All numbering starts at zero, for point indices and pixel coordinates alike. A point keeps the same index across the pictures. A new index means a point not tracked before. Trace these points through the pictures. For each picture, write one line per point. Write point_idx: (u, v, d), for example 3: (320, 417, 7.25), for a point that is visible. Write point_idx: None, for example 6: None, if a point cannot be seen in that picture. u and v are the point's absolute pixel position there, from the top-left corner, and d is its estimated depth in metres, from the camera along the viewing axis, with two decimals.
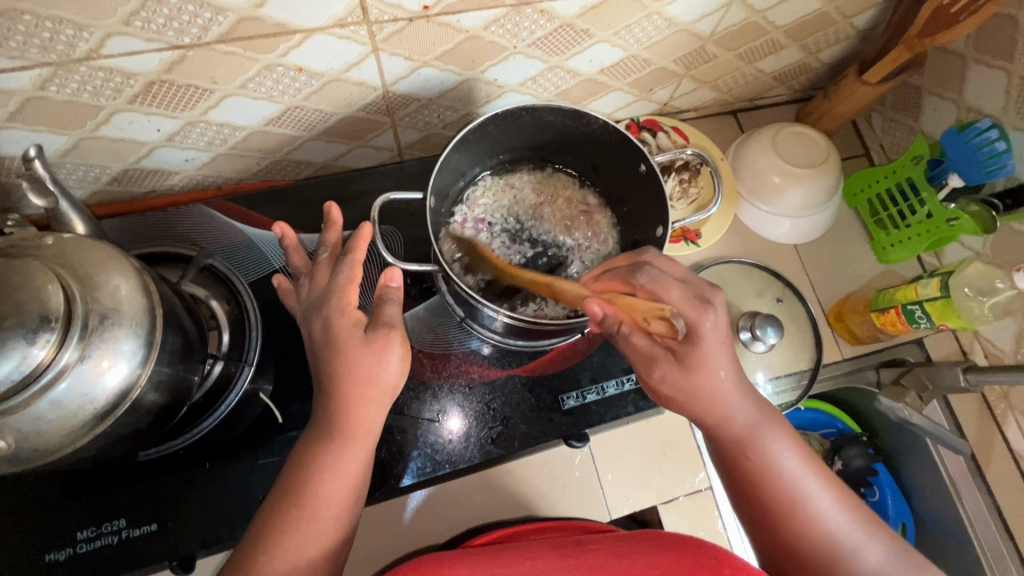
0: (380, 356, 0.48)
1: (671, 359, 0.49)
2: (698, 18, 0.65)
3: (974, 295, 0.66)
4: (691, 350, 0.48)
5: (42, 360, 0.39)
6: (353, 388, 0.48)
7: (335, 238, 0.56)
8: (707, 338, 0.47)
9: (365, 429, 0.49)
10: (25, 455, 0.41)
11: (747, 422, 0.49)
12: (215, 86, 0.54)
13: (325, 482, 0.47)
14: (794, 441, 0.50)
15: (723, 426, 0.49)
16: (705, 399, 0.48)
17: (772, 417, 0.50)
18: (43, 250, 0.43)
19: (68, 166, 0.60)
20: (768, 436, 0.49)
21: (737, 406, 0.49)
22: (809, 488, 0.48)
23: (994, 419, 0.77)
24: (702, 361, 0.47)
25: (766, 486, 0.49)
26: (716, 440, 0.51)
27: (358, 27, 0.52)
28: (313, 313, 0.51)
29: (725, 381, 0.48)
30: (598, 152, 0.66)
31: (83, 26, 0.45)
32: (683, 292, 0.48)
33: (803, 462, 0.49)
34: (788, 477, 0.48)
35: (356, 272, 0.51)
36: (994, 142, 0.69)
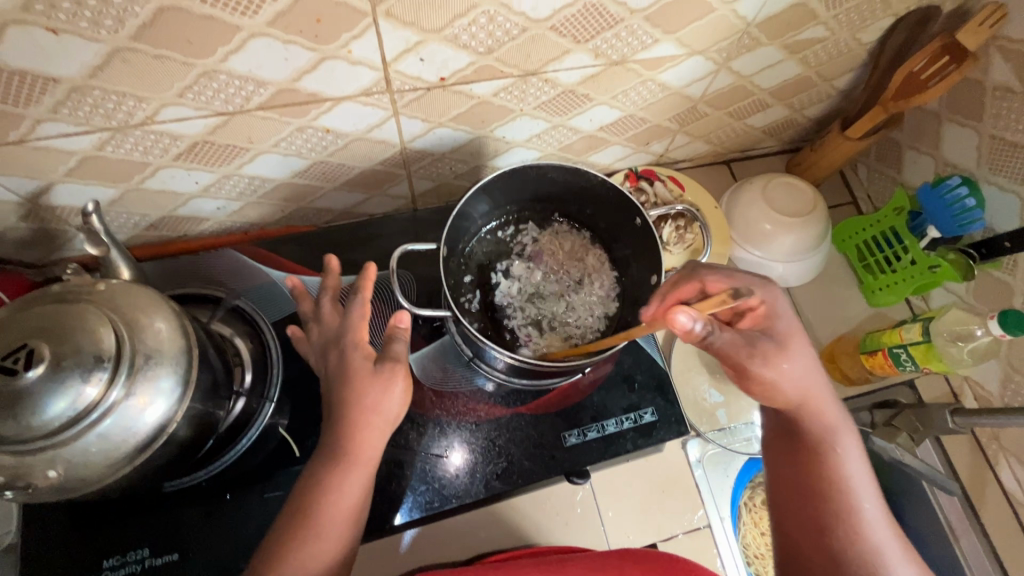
0: (386, 386, 0.53)
1: (767, 337, 0.52)
2: (688, 83, 0.71)
3: (953, 341, 0.69)
4: (784, 329, 0.52)
5: (92, 398, 0.43)
6: (358, 416, 0.52)
7: (334, 282, 0.61)
8: (789, 320, 0.53)
9: (367, 454, 0.52)
10: (71, 484, 0.44)
11: (832, 418, 0.52)
12: (251, 145, 0.60)
13: (329, 504, 0.49)
14: (863, 455, 0.53)
15: (804, 414, 0.52)
16: (784, 380, 0.51)
17: (851, 426, 0.53)
18: (96, 295, 0.48)
19: (113, 215, 0.66)
20: (845, 437, 0.52)
21: (826, 400, 0.52)
22: (867, 498, 0.50)
23: (988, 461, 0.80)
24: (792, 337, 0.52)
25: (829, 478, 0.50)
26: (793, 425, 0.53)
27: (382, 95, 0.58)
28: (329, 347, 0.56)
29: (812, 370, 0.52)
30: (598, 205, 0.71)
31: (141, 98, 0.51)
32: (751, 280, 0.54)
33: (868, 476, 0.51)
34: (852, 480, 0.50)
35: (368, 308, 0.57)
36: (964, 198, 0.75)
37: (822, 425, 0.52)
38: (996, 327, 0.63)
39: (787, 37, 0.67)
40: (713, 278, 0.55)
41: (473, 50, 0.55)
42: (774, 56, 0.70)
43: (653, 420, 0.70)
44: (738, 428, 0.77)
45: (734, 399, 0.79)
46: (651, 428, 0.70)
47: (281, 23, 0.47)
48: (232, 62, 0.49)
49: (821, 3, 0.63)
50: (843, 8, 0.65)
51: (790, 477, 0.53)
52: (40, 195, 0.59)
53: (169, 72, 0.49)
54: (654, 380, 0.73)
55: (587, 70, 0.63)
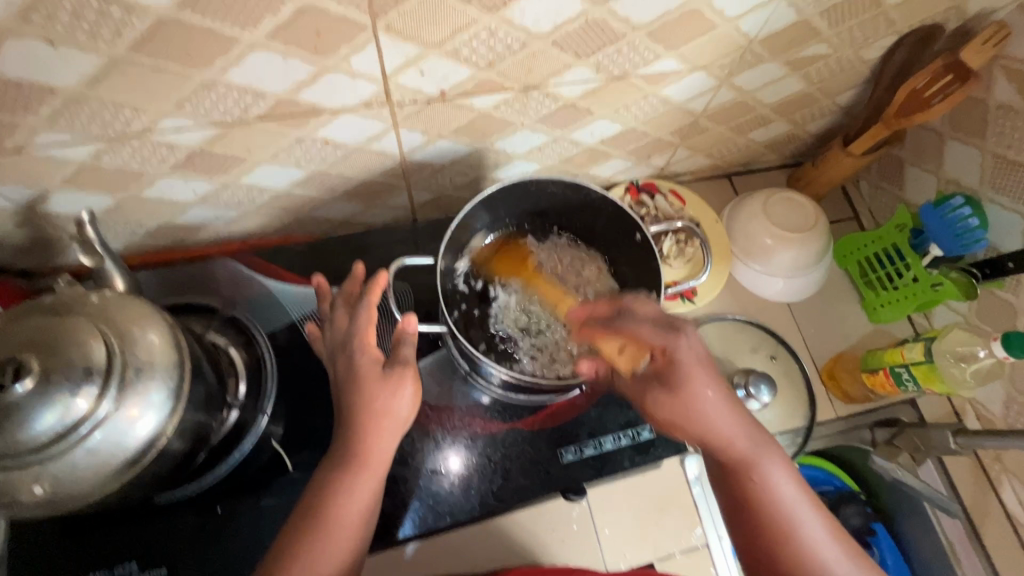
0: (395, 390, 0.52)
1: (659, 385, 0.53)
2: (690, 98, 0.71)
3: (955, 361, 0.69)
4: (676, 371, 0.52)
5: (82, 411, 0.42)
6: (370, 419, 0.52)
7: (356, 288, 0.61)
8: (685, 359, 0.52)
9: (379, 455, 0.52)
10: (60, 500, 0.44)
11: (746, 448, 0.52)
12: (249, 155, 0.60)
13: (342, 504, 0.49)
14: (793, 472, 0.53)
15: (723, 447, 0.53)
16: (689, 418, 0.52)
17: (773, 445, 0.53)
18: (88, 306, 0.47)
19: (109, 223, 0.65)
20: (767, 461, 0.52)
21: (735, 430, 0.52)
22: (804, 513, 0.51)
23: (990, 482, 0.78)
24: (686, 380, 0.52)
25: (761, 509, 0.51)
26: (717, 461, 0.54)
27: (381, 108, 0.58)
28: (336, 352, 0.56)
29: (717, 402, 0.52)
30: (598, 218, 0.71)
31: (140, 108, 0.50)
32: (653, 326, 0.54)
33: (800, 489, 0.52)
34: (785, 504, 0.51)
35: (374, 313, 0.56)
36: (968, 218, 0.73)
37: (740, 457, 0.52)
38: (1000, 349, 0.62)
39: (790, 54, 0.67)
40: (620, 325, 0.56)
41: (474, 64, 0.55)
42: (776, 72, 0.70)
43: (650, 437, 0.70)
44: None
45: None
46: (648, 445, 0.70)
47: (281, 36, 0.46)
48: (231, 74, 0.49)
49: (824, 21, 0.63)
50: (846, 25, 0.65)
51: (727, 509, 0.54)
52: (37, 204, 0.59)
53: (168, 83, 0.48)
54: None
55: (589, 85, 0.63)
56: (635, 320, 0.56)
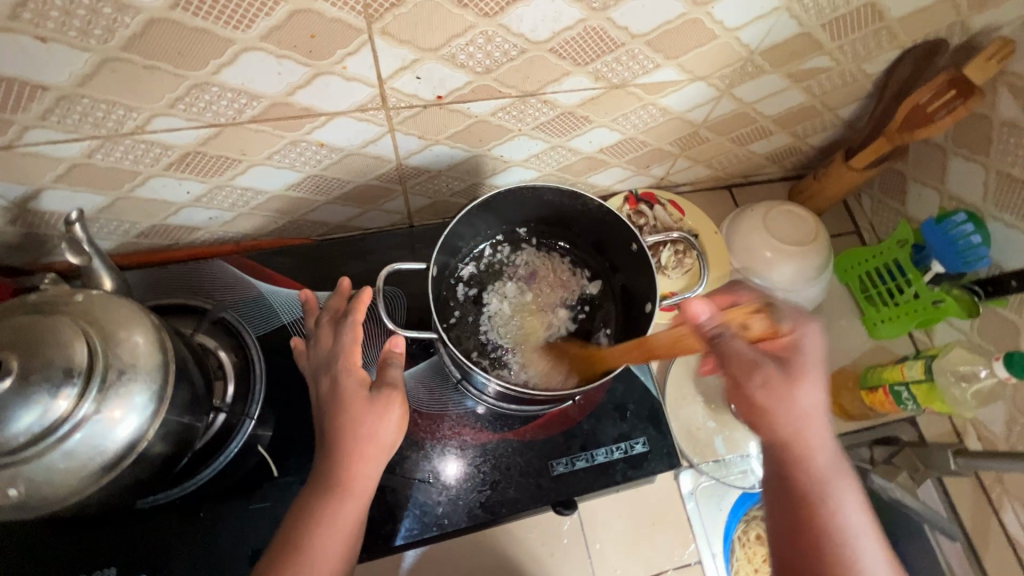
0: (381, 415, 0.51)
1: (775, 363, 0.48)
2: (690, 108, 0.70)
3: (957, 380, 0.67)
4: (798, 358, 0.49)
5: (61, 413, 0.42)
6: (354, 446, 0.50)
7: (340, 303, 0.61)
8: (810, 353, 0.49)
9: (361, 484, 0.50)
10: (35, 503, 0.43)
11: (825, 464, 0.48)
12: (244, 157, 0.59)
13: (321, 539, 0.48)
14: (863, 502, 0.48)
15: (801, 458, 0.48)
16: (785, 411, 0.47)
17: (847, 471, 0.49)
18: (73, 306, 0.47)
19: (101, 222, 0.65)
20: (839, 485, 0.48)
21: (822, 441, 0.48)
22: (867, 548, 0.46)
23: (990, 504, 0.76)
24: (806, 370, 0.48)
25: (827, 532, 0.46)
26: (784, 473, 0.48)
27: (377, 112, 0.57)
28: (319, 372, 0.55)
29: (819, 406, 0.48)
30: (594, 228, 0.70)
31: (132, 108, 0.50)
32: (790, 307, 0.52)
33: (868, 522, 0.47)
34: (852, 533, 0.46)
35: (359, 332, 0.56)
36: (970, 235, 0.72)
37: (816, 474, 0.47)
38: (1002, 369, 0.61)
39: (792, 66, 0.67)
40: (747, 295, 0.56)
41: (470, 69, 0.54)
42: (778, 84, 0.70)
43: (644, 451, 0.68)
44: (733, 460, 0.75)
45: (734, 431, 0.77)
46: (642, 459, 0.68)
47: (275, 37, 0.46)
48: (225, 75, 0.49)
49: (826, 34, 0.63)
50: (849, 38, 0.64)
51: (782, 527, 0.48)
52: (28, 201, 0.58)
53: (161, 83, 0.48)
54: (647, 409, 0.71)
55: (588, 93, 0.62)
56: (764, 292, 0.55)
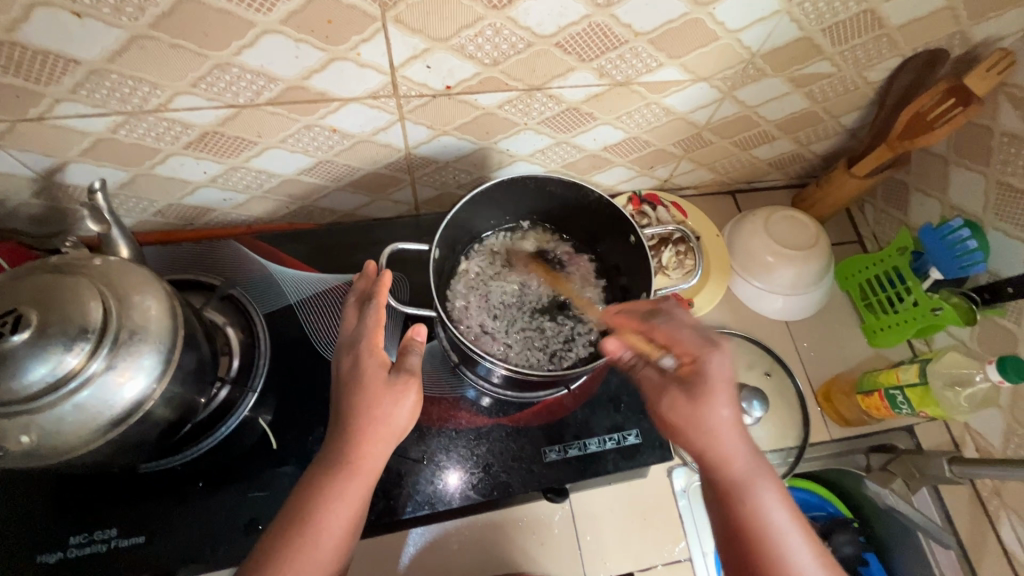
0: (397, 399, 0.51)
1: (680, 387, 0.52)
2: (693, 109, 0.72)
3: (951, 386, 0.68)
4: (702, 379, 0.51)
5: (72, 367, 0.44)
6: (368, 425, 0.50)
7: (365, 284, 0.60)
8: (714, 373, 0.51)
9: (369, 464, 0.50)
10: (43, 452, 0.45)
11: (741, 469, 0.49)
12: (259, 139, 0.62)
13: (328, 517, 0.47)
14: (787, 499, 0.49)
15: (718, 466, 0.50)
16: (695, 429, 0.51)
17: (767, 471, 0.50)
18: (92, 269, 0.49)
19: (122, 198, 0.68)
20: (757, 487, 0.49)
21: (736, 450, 0.50)
22: (793, 543, 0.47)
23: (988, 517, 0.76)
24: (711, 389, 0.50)
25: (753, 533, 0.48)
26: (709, 478, 0.51)
27: (388, 99, 0.59)
28: (342, 350, 0.54)
29: (727, 419, 0.50)
30: (595, 222, 0.72)
31: (157, 85, 0.53)
32: (693, 334, 0.54)
33: (792, 519, 0.48)
34: (774, 531, 0.48)
35: (383, 314, 0.54)
36: (966, 240, 0.73)
37: (732, 479, 0.49)
38: (993, 372, 0.62)
39: (793, 71, 0.68)
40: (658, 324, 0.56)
41: (478, 61, 0.57)
42: (779, 89, 0.71)
43: (637, 443, 0.69)
44: None
45: None
46: (634, 451, 0.68)
47: (294, 21, 0.49)
48: (245, 57, 0.51)
49: (826, 39, 0.64)
50: (849, 44, 0.66)
51: (721, 532, 0.50)
52: (54, 173, 0.61)
53: (185, 61, 0.51)
54: (641, 403, 0.71)
55: (592, 89, 0.64)
56: (675, 322, 0.56)
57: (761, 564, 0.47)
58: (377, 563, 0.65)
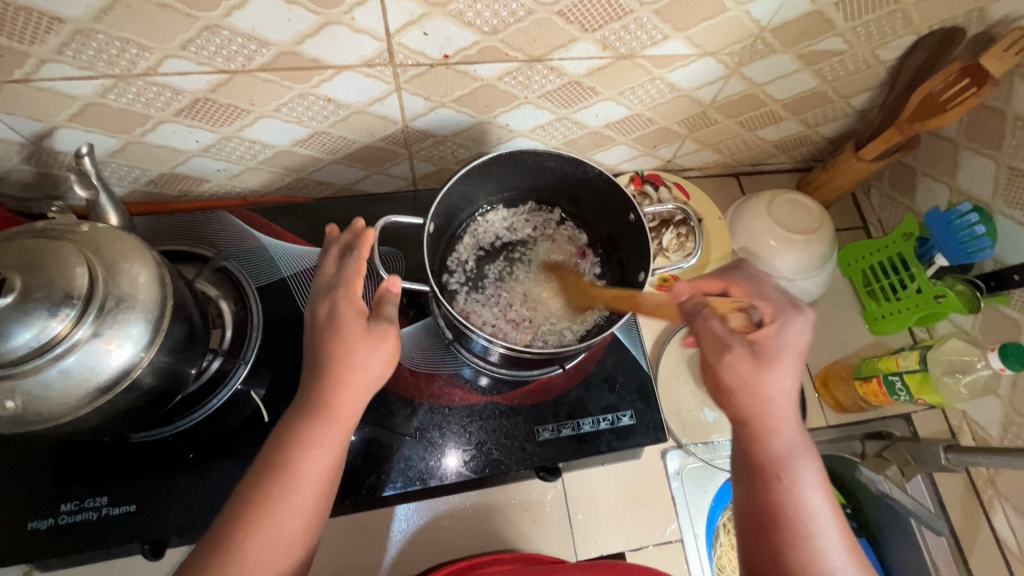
0: (376, 345, 0.51)
1: (748, 347, 0.48)
2: (699, 86, 0.70)
3: (951, 373, 0.67)
4: (772, 345, 0.48)
5: (57, 333, 0.43)
6: (344, 369, 0.49)
7: (348, 237, 0.57)
8: (784, 340, 0.49)
9: (348, 410, 0.49)
10: (29, 418, 0.44)
11: (785, 442, 0.47)
12: (252, 107, 0.60)
13: (307, 463, 0.47)
14: (824, 481, 0.47)
15: (763, 437, 0.47)
16: (757, 392, 0.47)
17: (809, 451, 0.48)
18: (78, 235, 0.48)
19: (113, 165, 0.67)
20: (798, 463, 0.47)
21: (786, 421, 0.48)
22: (824, 525, 0.45)
23: (982, 505, 0.76)
24: (778, 356, 0.48)
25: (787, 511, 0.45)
26: (746, 451, 0.48)
27: (384, 68, 0.58)
28: (317, 297, 0.53)
29: (787, 389, 0.48)
30: (595, 199, 0.71)
31: (145, 47, 0.51)
32: (777, 295, 0.52)
33: (827, 501, 0.46)
34: (807, 507, 0.45)
35: (363, 265, 0.54)
36: (973, 225, 0.72)
37: (775, 453, 0.47)
38: (996, 361, 0.61)
39: (802, 47, 0.66)
40: (737, 281, 0.55)
41: (477, 28, 0.55)
42: (788, 66, 0.69)
43: (631, 423, 0.68)
44: (722, 444, 0.75)
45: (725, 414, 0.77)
46: (628, 432, 0.68)
47: None
48: (235, 19, 0.50)
49: (839, 14, 0.62)
50: (862, 20, 0.64)
51: (747, 506, 0.48)
52: (43, 138, 0.60)
53: (173, 22, 0.49)
54: (637, 383, 0.71)
55: (594, 62, 0.62)
56: (758, 284, 0.54)
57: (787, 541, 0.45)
58: (368, 536, 0.66)
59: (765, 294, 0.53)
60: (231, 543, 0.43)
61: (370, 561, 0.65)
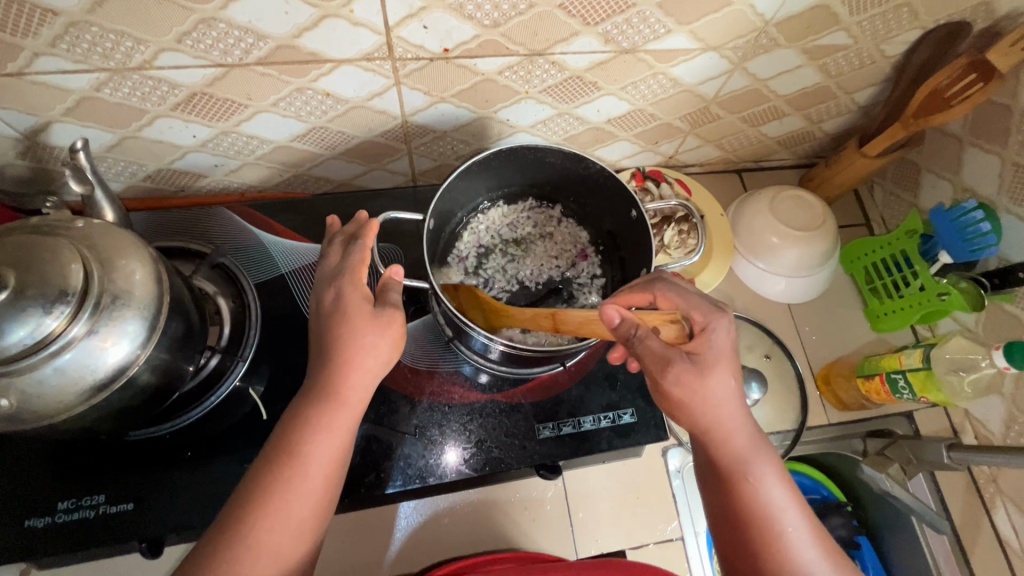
0: (383, 331, 0.50)
1: (687, 358, 0.47)
2: (702, 81, 0.69)
3: (954, 371, 0.67)
4: (710, 351, 0.47)
5: (53, 330, 0.42)
6: (352, 354, 0.49)
7: (353, 227, 0.57)
8: (719, 342, 0.48)
9: (357, 395, 0.49)
10: (24, 416, 0.43)
11: (741, 446, 0.47)
12: (249, 101, 0.60)
13: (316, 446, 0.46)
14: (786, 477, 0.47)
15: (717, 445, 0.47)
16: (702, 403, 0.46)
17: (767, 450, 0.47)
18: (73, 231, 0.47)
19: (109, 161, 0.66)
20: (756, 466, 0.46)
21: (737, 424, 0.47)
22: (792, 524, 0.45)
23: (983, 503, 0.74)
24: (716, 361, 0.47)
25: (751, 516, 0.45)
26: (706, 461, 0.48)
27: (383, 62, 0.57)
28: (322, 285, 0.53)
29: (731, 393, 0.47)
30: (596, 196, 0.70)
31: (141, 40, 0.51)
32: (701, 300, 0.50)
33: (791, 499, 0.45)
34: (772, 510, 0.45)
35: (367, 253, 0.53)
36: (979, 223, 0.72)
37: (733, 457, 0.46)
38: (1001, 359, 0.61)
39: (806, 41, 0.65)
40: (661, 291, 0.53)
41: (477, 22, 0.54)
42: (792, 61, 0.68)
43: (632, 421, 0.68)
44: None
45: None
46: (629, 430, 0.68)
47: None
48: (232, 11, 0.49)
49: (844, 7, 0.61)
50: (868, 14, 0.63)
51: (715, 514, 0.48)
52: (37, 133, 0.59)
53: (168, 15, 0.48)
54: (637, 381, 0.71)
55: (596, 56, 0.61)
56: (680, 290, 0.52)
57: (761, 546, 0.45)
58: (367, 534, 0.65)
59: (688, 300, 0.51)
60: (242, 527, 0.42)
61: (369, 559, 0.65)
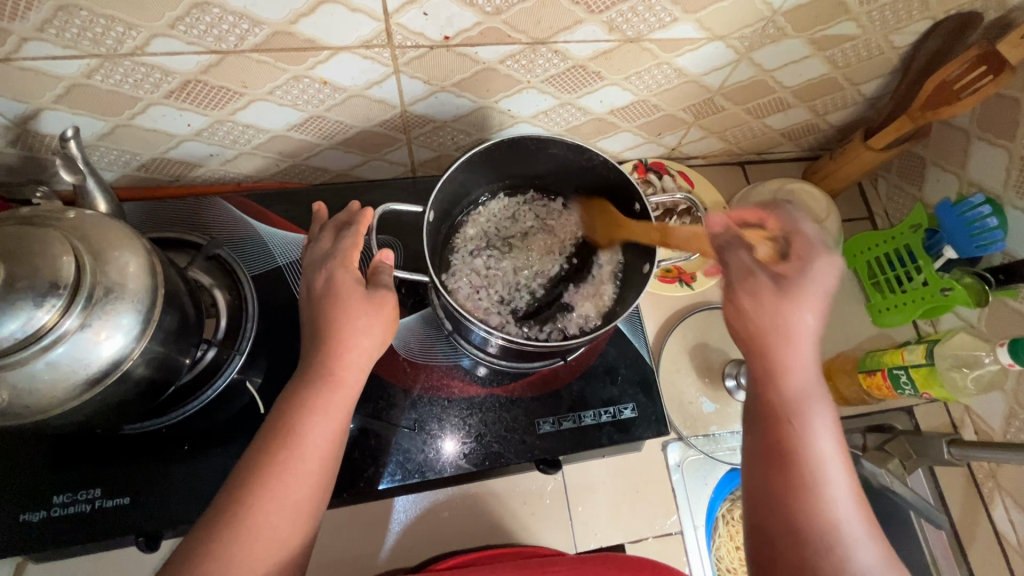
0: (376, 314, 0.50)
1: (772, 276, 0.49)
2: (707, 72, 0.68)
3: (957, 367, 0.66)
4: (799, 279, 0.49)
5: (44, 323, 0.41)
6: (346, 335, 0.49)
7: (344, 216, 0.57)
8: (814, 275, 0.49)
9: (351, 377, 0.48)
10: (16, 411, 0.43)
11: (800, 384, 0.46)
12: (245, 89, 0.58)
13: (311, 425, 0.45)
14: (837, 430, 0.45)
15: (777, 376, 0.46)
16: (778, 321, 0.48)
17: (826, 399, 0.46)
18: (63, 222, 0.46)
19: (101, 150, 0.64)
20: (812, 406, 0.45)
21: (804, 363, 0.47)
22: (834, 470, 0.43)
23: (982, 499, 0.76)
24: (804, 291, 0.48)
25: (795, 449, 0.44)
26: (759, 392, 0.47)
27: (382, 50, 0.56)
28: (313, 270, 0.53)
29: (810, 328, 0.48)
30: (598, 189, 0.70)
31: (131, 26, 0.49)
32: (814, 230, 0.52)
33: (838, 449, 0.44)
34: (817, 449, 0.44)
35: (359, 238, 0.53)
36: (986, 218, 0.71)
37: (791, 392, 0.46)
38: (1006, 355, 0.60)
39: (815, 32, 0.64)
40: (775, 214, 0.55)
41: (479, 9, 0.53)
42: (799, 51, 0.67)
43: (632, 416, 0.68)
44: (723, 436, 0.75)
45: (726, 406, 0.77)
46: (630, 424, 0.67)
47: None
48: None
49: None
50: (877, 4, 0.62)
51: (752, 445, 0.46)
52: (28, 120, 0.58)
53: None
54: (638, 375, 0.70)
55: (600, 45, 0.60)
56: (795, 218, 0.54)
57: (795, 477, 0.43)
58: (365, 527, 0.65)
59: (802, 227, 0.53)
60: (236, 511, 0.41)
61: (367, 552, 0.64)
